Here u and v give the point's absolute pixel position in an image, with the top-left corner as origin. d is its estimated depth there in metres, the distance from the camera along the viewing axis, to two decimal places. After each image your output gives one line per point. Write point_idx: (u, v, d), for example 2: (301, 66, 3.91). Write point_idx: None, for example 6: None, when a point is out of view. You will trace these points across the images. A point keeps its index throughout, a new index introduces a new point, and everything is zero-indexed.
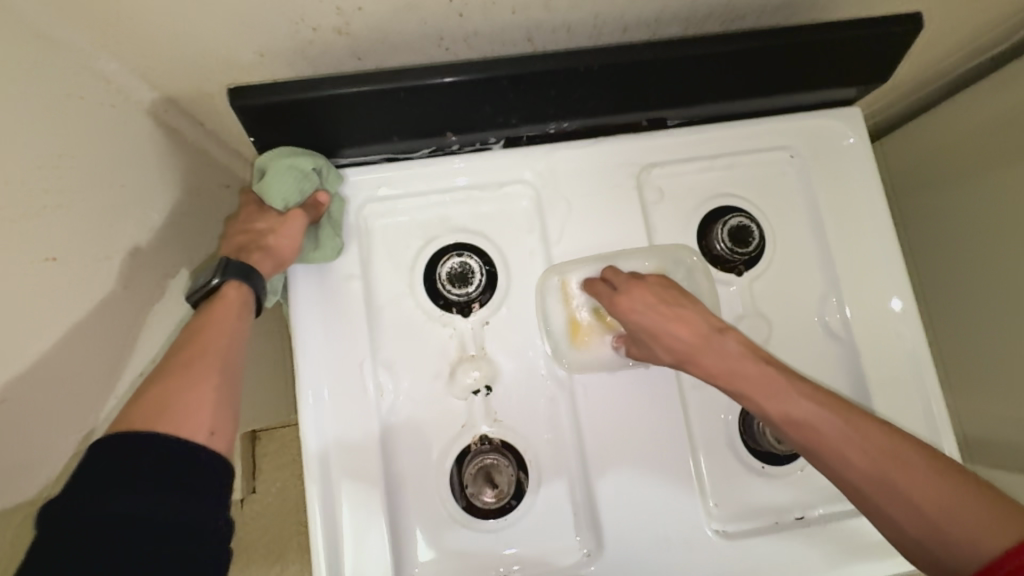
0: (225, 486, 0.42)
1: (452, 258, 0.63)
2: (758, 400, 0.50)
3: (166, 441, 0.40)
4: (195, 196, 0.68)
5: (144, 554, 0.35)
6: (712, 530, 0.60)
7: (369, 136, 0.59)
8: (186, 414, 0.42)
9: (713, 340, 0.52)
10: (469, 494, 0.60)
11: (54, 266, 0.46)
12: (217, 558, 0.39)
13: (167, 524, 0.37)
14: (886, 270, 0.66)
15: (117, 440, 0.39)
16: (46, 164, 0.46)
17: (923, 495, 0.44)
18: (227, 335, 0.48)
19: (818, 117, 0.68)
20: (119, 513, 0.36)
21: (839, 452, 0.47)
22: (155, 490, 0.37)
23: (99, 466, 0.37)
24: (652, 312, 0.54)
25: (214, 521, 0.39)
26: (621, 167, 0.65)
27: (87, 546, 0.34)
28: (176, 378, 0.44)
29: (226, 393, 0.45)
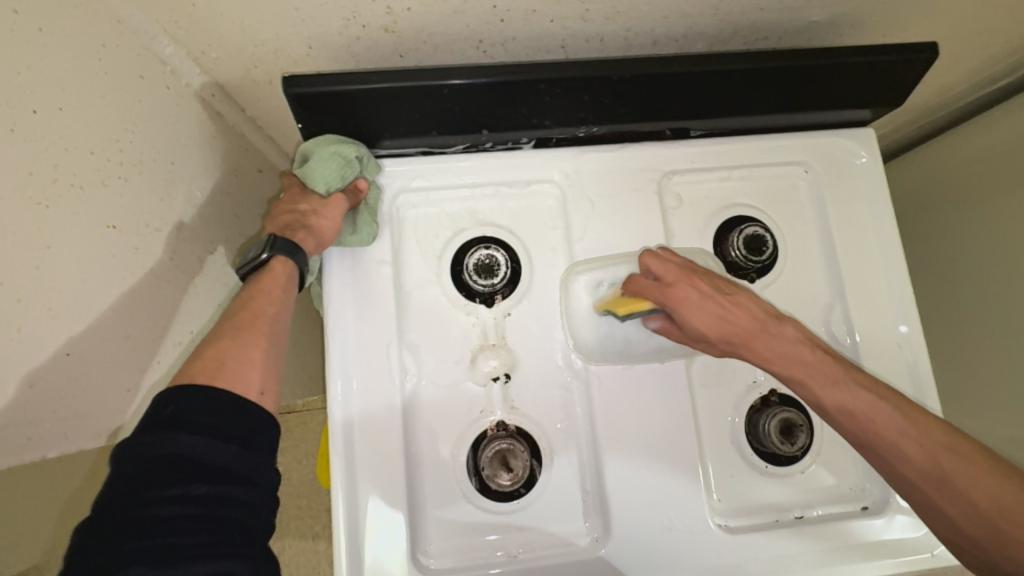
0: (272, 437, 0.48)
1: (480, 250, 0.65)
2: (819, 392, 0.52)
3: (227, 395, 0.45)
4: (233, 178, 0.71)
5: (205, 489, 0.41)
6: (715, 523, 0.63)
7: (410, 129, 0.62)
8: (240, 372, 0.49)
9: (771, 326, 0.53)
10: (484, 476, 0.62)
11: (113, 234, 0.49)
12: (264, 498, 0.45)
13: (225, 466, 0.43)
14: (891, 284, 0.69)
15: (185, 389, 0.44)
16: (111, 138, 0.49)
17: (986, 499, 0.50)
18: (275, 304, 0.55)
19: (832, 136, 0.71)
20: (187, 452, 0.42)
21: (894, 444, 0.51)
22: (216, 435, 0.43)
23: (171, 410, 0.43)
24: (711, 299, 0.52)
25: (262, 467, 0.45)
26: (643, 172, 0.68)
27: (161, 476, 0.41)
28: (234, 339, 0.50)
29: (273, 358, 0.52)
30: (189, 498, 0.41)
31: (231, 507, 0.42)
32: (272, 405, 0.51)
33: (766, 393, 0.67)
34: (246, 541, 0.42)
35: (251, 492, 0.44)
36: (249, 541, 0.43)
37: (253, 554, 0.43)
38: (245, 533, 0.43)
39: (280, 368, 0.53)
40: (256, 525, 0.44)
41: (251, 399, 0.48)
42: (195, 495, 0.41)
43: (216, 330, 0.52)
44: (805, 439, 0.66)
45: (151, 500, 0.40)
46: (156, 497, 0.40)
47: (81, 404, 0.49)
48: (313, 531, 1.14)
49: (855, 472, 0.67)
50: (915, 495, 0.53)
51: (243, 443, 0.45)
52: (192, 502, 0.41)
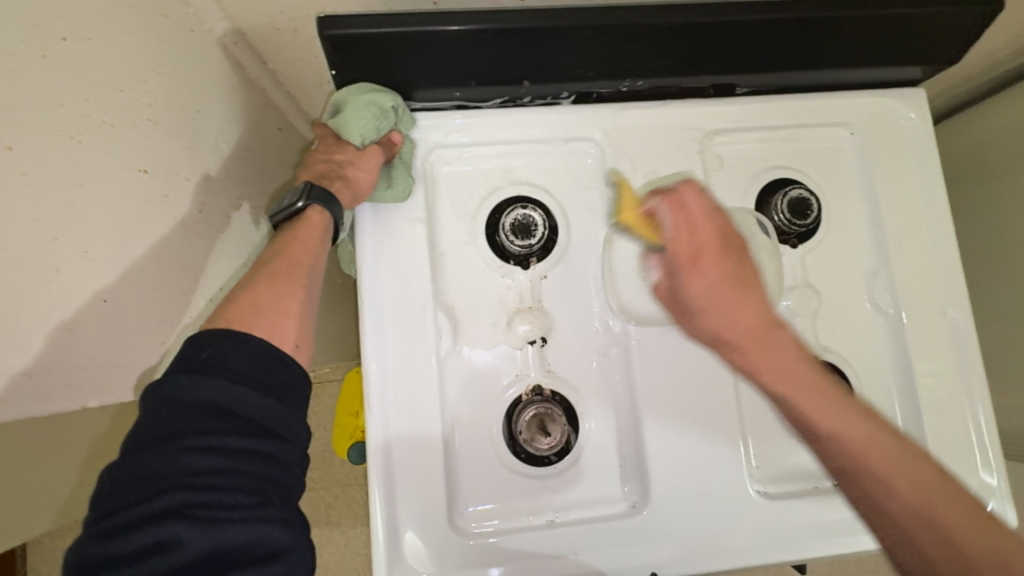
0: (305, 393, 0.46)
1: (517, 210, 0.63)
2: (797, 406, 0.42)
3: (262, 344, 0.43)
4: (254, 134, 0.68)
5: (243, 444, 0.39)
6: (754, 491, 0.62)
7: (447, 78, 0.59)
8: (276, 322, 0.46)
9: (769, 335, 0.42)
10: (522, 440, 0.60)
11: (144, 177, 0.46)
12: (297, 457, 0.43)
13: (262, 420, 0.41)
14: (937, 251, 0.67)
15: (222, 334, 0.42)
16: (138, 78, 0.46)
17: (965, 545, 0.37)
18: (311, 255, 0.52)
19: (880, 96, 0.68)
20: (224, 401, 0.39)
21: (873, 473, 0.40)
22: (252, 387, 0.41)
23: (208, 355, 0.41)
24: (713, 285, 0.44)
25: (297, 424, 0.43)
26: (685, 131, 0.65)
27: (197, 425, 0.38)
28: (270, 287, 0.48)
29: (308, 310, 0.50)
30: (225, 452, 0.38)
31: (266, 464, 0.40)
32: (306, 359, 0.49)
33: None
34: (280, 502, 0.40)
35: (286, 450, 0.42)
36: (284, 503, 0.41)
37: (288, 517, 0.41)
38: (278, 493, 0.41)
39: (315, 321, 0.51)
40: (289, 485, 0.42)
41: (287, 351, 0.46)
42: (231, 450, 0.39)
43: (248, 278, 0.50)
44: None
45: (185, 450, 0.37)
46: (191, 448, 0.38)
47: (114, 354, 0.46)
48: (325, 501, 1.14)
49: None
50: (887, 525, 0.40)
51: (279, 398, 0.43)
52: (228, 456, 0.38)
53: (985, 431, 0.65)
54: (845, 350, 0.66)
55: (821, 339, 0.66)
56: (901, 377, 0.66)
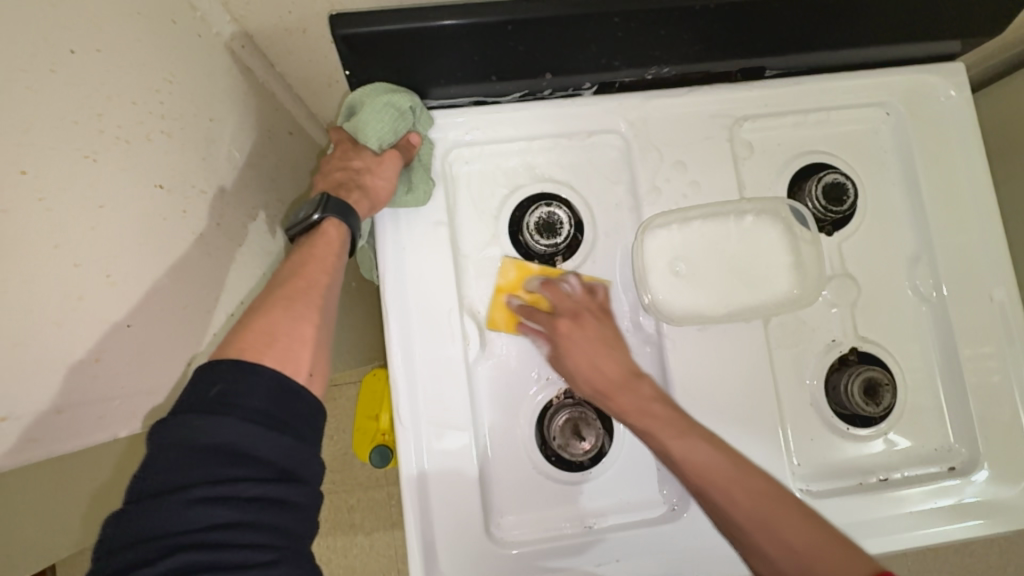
0: (322, 426, 0.42)
1: (540, 208, 0.60)
2: (663, 440, 0.49)
3: (277, 375, 0.39)
4: (266, 139, 0.66)
5: (257, 491, 0.36)
6: (797, 489, 0.60)
7: (467, 74, 0.57)
8: (291, 350, 0.43)
9: (631, 381, 0.53)
10: (556, 446, 0.59)
11: (163, 194, 0.45)
12: (315, 500, 0.39)
13: (277, 461, 0.37)
14: (982, 233, 0.64)
15: (233, 365, 0.39)
16: (151, 88, 0.45)
17: (794, 538, 0.43)
18: (328, 273, 0.50)
19: (918, 72, 0.65)
20: (236, 443, 0.36)
21: (724, 491, 0.46)
22: (267, 424, 0.37)
23: (219, 390, 0.37)
24: (588, 340, 0.55)
25: (314, 462, 0.40)
26: (714, 118, 0.63)
27: (207, 471, 0.35)
28: (286, 310, 0.45)
29: (324, 335, 0.47)
30: (238, 502, 0.35)
31: (282, 512, 0.37)
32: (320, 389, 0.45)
33: (845, 352, 0.62)
34: (297, 554, 0.37)
35: (303, 493, 0.38)
36: (299, 555, 0.37)
37: (306, 572, 0.37)
38: (295, 543, 0.37)
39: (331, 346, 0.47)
40: (305, 531, 0.38)
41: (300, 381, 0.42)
42: (245, 498, 0.35)
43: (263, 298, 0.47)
44: (889, 399, 0.61)
45: (196, 501, 0.34)
46: (202, 499, 0.34)
47: (142, 380, 0.45)
48: (350, 504, 1.14)
49: (940, 433, 0.63)
50: (744, 540, 0.45)
51: (294, 435, 0.39)
52: (241, 506, 0.35)
53: None
54: (887, 341, 0.64)
55: (860, 330, 0.63)
56: (948, 367, 0.64)
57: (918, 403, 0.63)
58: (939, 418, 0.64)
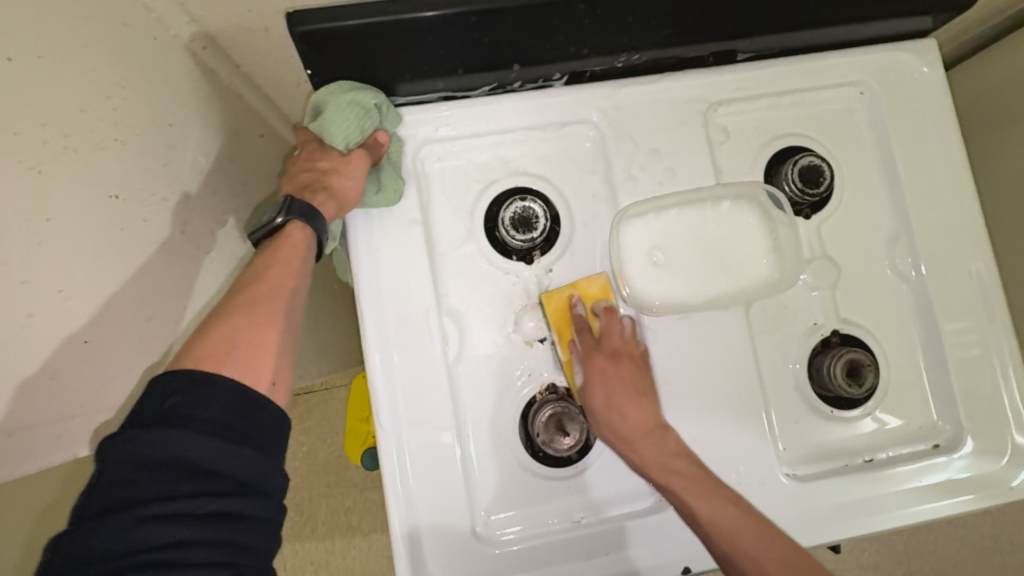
0: (286, 437, 0.43)
1: (516, 202, 0.59)
2: (692, 505, 0.51)
3: (237, 385, 0.40)
4: (234, 143, 0.65)
5: (213, 505, 0.37)
6: (784, 475, 0.60)
7: (433, 68, 0.56)
8: (252, 358, 0.44)
9: (657, 435, 0.54)
10: (541, 443, 0.58)
11: (118, 204, 0.44)
12: (274, 511, 0.41)
13: (234, 475, 0.38)
14: (959, 209, 0.64)
15: (191, 376, 0.39)
16: (101, 95, 0.43)
17: None
18: (293, 278, 0.49)
19: (891, 49, 0.65)
20: (192, 458, 0.37)
21: (750, 554, 0.49)
22: (225, 438, 0.38)
23: (174, 403, 0.38)
24: (619, 382, 0.55)
25: (274, 474, 0.41)
26: (688, 104, 0.62)
27: (161, 487, 0.36)
28: (246, 319, 0.45)
29: (288, 342, 0.47)
30: (193, 519, 0.36)
31: (240, 527, 0.38)
32: (284, 398, 0.46)
33: (827, 335, 0.62)
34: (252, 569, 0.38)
35: (263, 506, 0.39)
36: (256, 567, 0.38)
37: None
38: (251, 558, 0.38)
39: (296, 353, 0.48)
40: (264, 545, 0.39)
41: (263, 391, 0.43)
42: (200, 515, 0.36)
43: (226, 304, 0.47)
44: (872, 380, 0.61)
45: (149, 519, 0.35)
46: (154, 517, 0.35)
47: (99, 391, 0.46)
48: (343, 507, 1.13)
49: (924, 411, 0.64)
50: None
51: (254, 446, 0.40)
52: (197, 523, 0.36)
53: (1017, 392, 0.63)
54: (868, 321, 0.63)
55: (842, 312, 0.63)
56: (929, 344, 0.64)
57: (901, 382, 0.64)
58: (923, 396, 0.64)
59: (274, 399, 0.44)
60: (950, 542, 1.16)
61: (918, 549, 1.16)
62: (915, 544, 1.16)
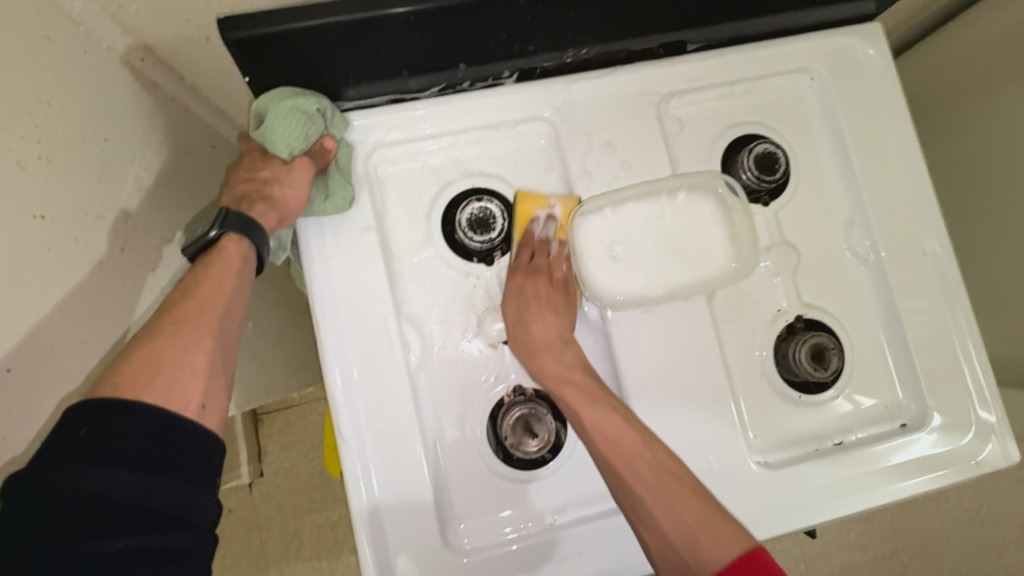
0: (215, 462, 0.42)
1: (472, 203, 0.59)
2: (596, 441, 0.52)
3: (159, 412, 0.40)
4: (182, 156, 0.63)
5: (124, 543, 0.35)
6: (755, 462, 0.60)
7: (376, 70, 0.55)
8: (177, 381, 0.43)
9: (593, 392, 0.54)
10: (509, 446, 0.57)
11: (42, 224, 0.43)
12: (201, 542, 0.40)
13: (151, 507, 0.37)
14: (913, 189, 0.65)
15: (105, 406, 0.38)
16: (21, 112, 0.42)
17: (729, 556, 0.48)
18: (225, 294, 0.48)
19: (838, 34, 0.65)
20: (102, 492, 0.36)
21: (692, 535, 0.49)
22: (141, 469, 0.37)
23: (85, 436, 0.37)
24: (553, 335, 0.57)
25: (199, 502, 0.40)
26: (641, 97, 0.62)
27: (68, 527, 0.35)
28: (171, 339, 0.44)
29: (218, 363, 0.46)
30: (102, 559, 0.35)
31: (157, 564, 0.36)
32: (216, 421, 0.45)
33: (792, 321, 0.62)
34: None
35: (185, 539, 0.38)
36: None
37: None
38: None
39: (229, 372, 0.47)
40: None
41: (190, 415, 0.42)
42: (111, 554, 0.35)
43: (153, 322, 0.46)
44: (837, 363, 0.61)
45: (49, 563, 0.34)
46: (61, 558, 0.34)
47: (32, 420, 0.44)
48: (328, 523, 1.11)
49: (890, 390, 0.64)
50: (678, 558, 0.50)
51: (175, 476, 0.39)
52: (104, 564, 0.35)
53: (978, 366, 0.63)
54: (831, 305, 0.64)
55: (804, 297, 0.63)
56: (889, 324, 0.64)
57: (866, 363, 0.64)
58: (888, 375, 0.64)
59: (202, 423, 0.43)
60: (934, 518, 1.18)
61: (904, 526, 1.18)
62: (900, 522, 1.18)
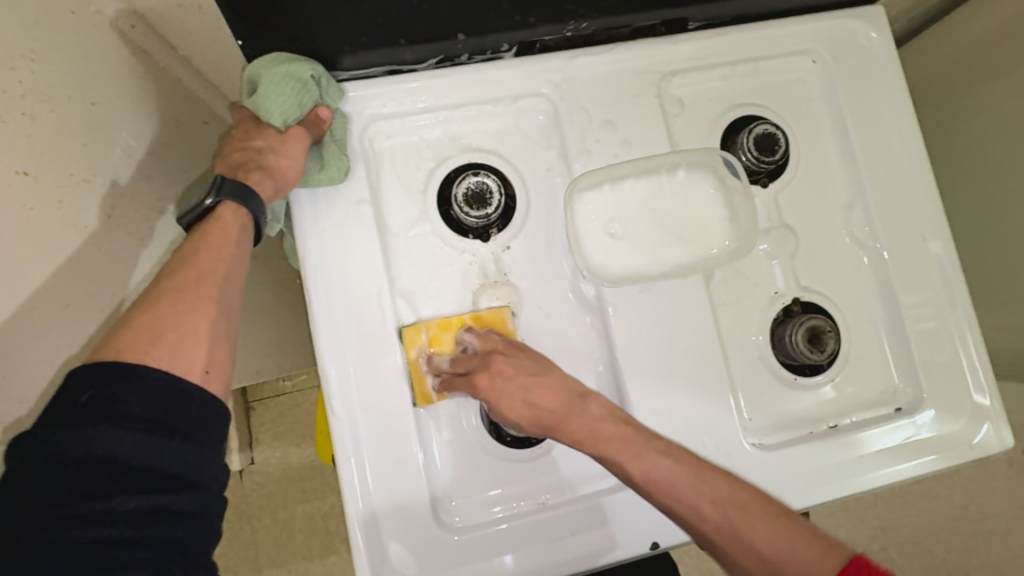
0: (224, 426, 0.41)
1: (469, 177, 0.57)
2: (623, 464, 0.49)
3: (163, 376, 0.38)
4: (172, 128, 0.61)
5: (133, 503, 0.35)
6: (749, 443, 0.59)
7: (373, 38, 0.54)
8: (180, 346, 0.41)
9: (576, 406, 0.51)
10: (503, 424, 0.57)
11: (26, 181, 0.41)
12: (213, 507, 0.39)
13: (161, 468, 0.36)
14: (913, 173, 0.65)
15: (109, 367, 0.37)
16: (4, 65, 0.40)
17: (761, 540, 0.47)
18: (225, 262, 0.46)
19: (839, 17, 0.65)
20: (108, 453, 0.35)
21: (690, 504, 0.48)
22: (149, 431, 0.36)
23: (89, 397, 0.36)
24: (512, 383, 0.51)
25: (210, 466, 0.39)
26: (642, 75, 0.61)
27: (76, 488, 0.34)
28: (172, 305, 0.42)
29: (223, 329, 0.44)
30: (113, 518, 0.34)
31: (169, 524, 0.36)
32: (222, 385, 0.44)
33: (789, 304, 0.62)
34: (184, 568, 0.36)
35: (195, 501, 0.37)
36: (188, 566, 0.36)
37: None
38: (184, 557, 0.36)
39: (233, 341, 0.45)
40: (201, 542, 0.38)
41: (194, 379, 0.41)
42: (120, 513, 0.34)
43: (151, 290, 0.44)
44: (833, 345, 0.61)
45: (58, 523, 0.33)
46: (71, 518, 0.33)
47: (13, 385, 0.44)
48: (319, 512, 1.09)
49: (885, 374, 0.64)
50: (713, 545, 0.48)
51: (185, 438, 0.38)
52: (116, 523, 0.34)
53: (973, 351, 0.63)
54: (830, 289, 0.63)
55: (802, 280, 0.63)
56: (887, 309, 0.64)
57: (863, 349, 0.64)
58: (884, 360, 0.64)
59: (206, 388, 0.41)
60: (924, 515, 1.18)
61: (896, 522, 1.18)
62: (890, 519, 1.18)
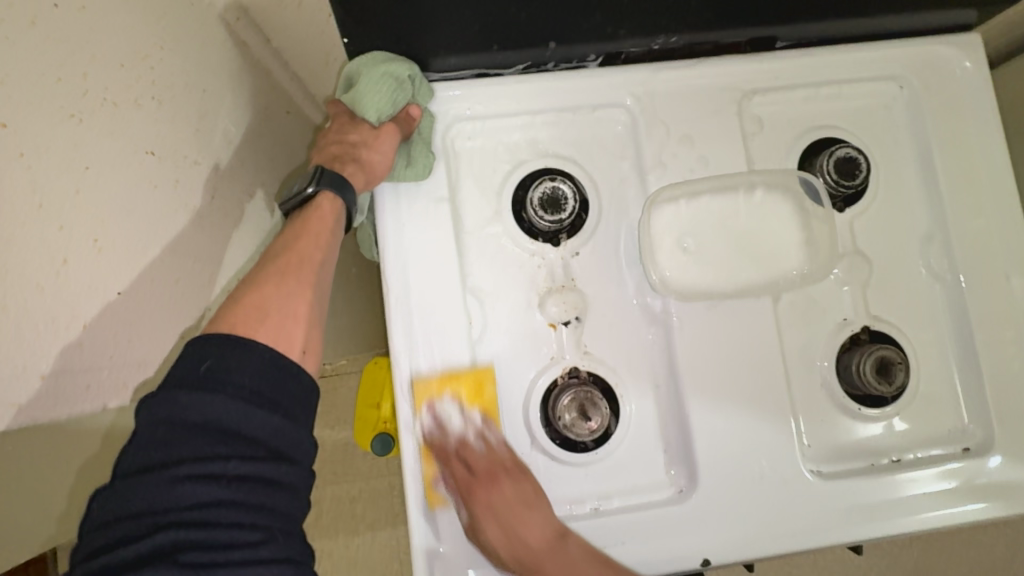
0: (314, 404, 0.43)
1: (544, 182, 0.58)
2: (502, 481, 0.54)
3: (267, 351, 0.41)
4: (262, 118, 0.64)
5: (244, 469, 0.37)
6: (809, 472, 0.59)
7: (468, 43, 0.57)
8: (282, 327, 0.44)
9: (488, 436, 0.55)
10: (562, 426, 0.57)
11: (152, 160, 0.45)
12: (306, 479, 0.41)
13: (267, 439, 0.39)
14: (998, 207, 0.63)
15: (225, 340, 0.40)
16: (139, 53, 0.43)
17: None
18: (322, 249, 0.50)
19: (932, 43, 0.63)
20: (222, 420, 0.37)
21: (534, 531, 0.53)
22: (255, 403, 0.39)
23: (209, 364, 0.39)
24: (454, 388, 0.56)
25: (303, 442, 0.41)
26: (725, 91, 0.61)
27: (195, 449, 0.36)
28: (278, 287, 0.46)
29: (317, 312, 0.48)
30: (227, 480, 0.36)
31: (271, 492, 0.38)
32: (314, 366, 0.47)
33: (857, 331, 0.61)
34: (286, 535, 0.38)
35: (293, 473, 0.40)
36: (289, 535, 0.38)
37: (296, 554, 0.38)
38: (283, 523, 0.39)
39: (325, 325, 0.48)
40: (296, 511, 0.40)
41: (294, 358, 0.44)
42: (233, 477, 0.37)
43: (255, 271, 0.48)
44: (903, 379, 0.59)
45: (180, 481, 0.35)
46: (193, 476, 0.36)
47: (133, 351, 0.47)
48: (349, 496, 1.12)
49: (954, 413, 0.62)
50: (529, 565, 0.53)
51: (285, 413, 0.40)
52: (231, 486, 0.36)
53: None
54: (901, 321, 0.62)
55: (872, 309, 0.61)
56: (961, 346, 0.62)
57: (932, 384, 0.62)
58: (954, 399, 0.62)
59: (305, 367, 0.44)
60: (963, 562, 1.13)
61: (933, 562, 1.13)
62: (927, 561, 1.13)
